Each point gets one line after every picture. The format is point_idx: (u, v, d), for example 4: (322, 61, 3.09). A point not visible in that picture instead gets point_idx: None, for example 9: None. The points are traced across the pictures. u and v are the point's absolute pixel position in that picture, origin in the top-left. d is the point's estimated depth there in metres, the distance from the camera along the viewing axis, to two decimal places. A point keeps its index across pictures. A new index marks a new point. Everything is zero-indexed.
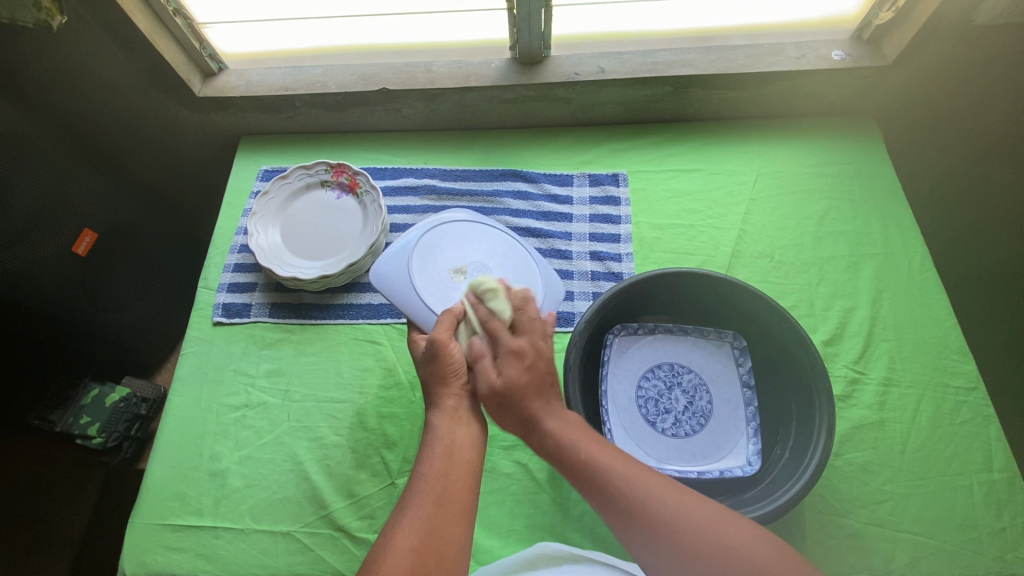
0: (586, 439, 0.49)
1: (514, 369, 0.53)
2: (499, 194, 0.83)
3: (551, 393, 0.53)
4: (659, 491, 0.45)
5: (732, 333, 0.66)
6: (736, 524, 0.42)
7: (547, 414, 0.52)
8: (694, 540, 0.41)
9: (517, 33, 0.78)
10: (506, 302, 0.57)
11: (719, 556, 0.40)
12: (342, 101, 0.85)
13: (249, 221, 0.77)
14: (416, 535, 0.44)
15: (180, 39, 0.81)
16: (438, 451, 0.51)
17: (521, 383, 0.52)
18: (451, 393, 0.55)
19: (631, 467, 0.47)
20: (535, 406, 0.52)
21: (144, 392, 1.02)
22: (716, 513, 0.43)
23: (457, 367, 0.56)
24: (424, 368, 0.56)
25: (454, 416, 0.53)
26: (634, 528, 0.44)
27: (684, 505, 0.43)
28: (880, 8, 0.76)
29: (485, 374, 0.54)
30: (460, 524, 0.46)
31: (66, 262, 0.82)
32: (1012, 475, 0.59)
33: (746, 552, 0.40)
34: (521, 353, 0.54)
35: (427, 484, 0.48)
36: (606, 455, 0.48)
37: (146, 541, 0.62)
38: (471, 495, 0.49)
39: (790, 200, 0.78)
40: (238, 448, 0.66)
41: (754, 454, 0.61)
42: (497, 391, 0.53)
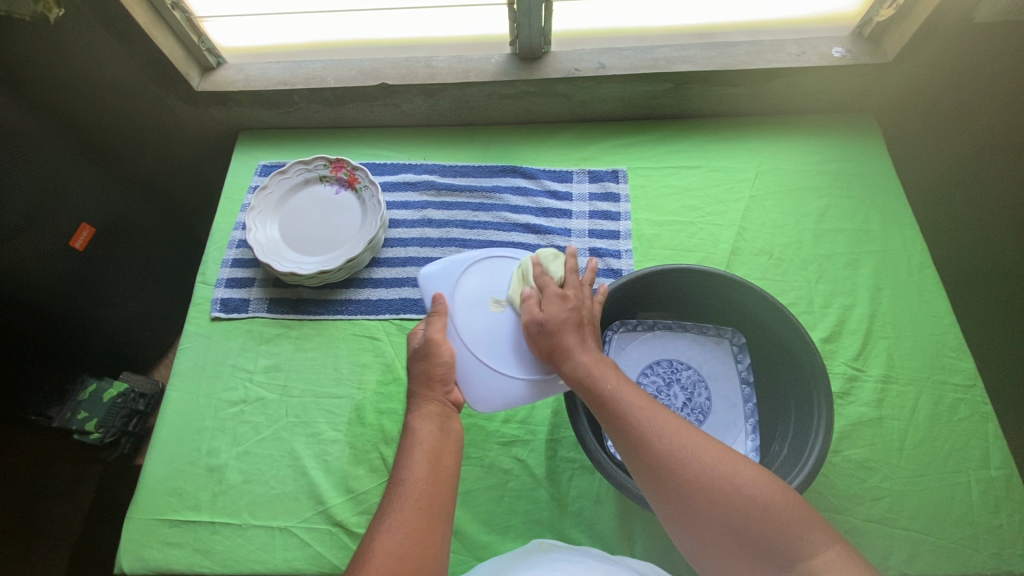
0: (610, 376, 0.50)
1: (558, 307, 0.55)
2: (499, 190, 0.83)
3: (588, 334, 0.54)
4: (676, 431, 0.45)
5: (732, 329, 0.67)
6: (747, 467, 0.43)
7: (580, 349, 0.52)
8: (704, 482, 0.42)
9: (517, 29, 0.78)
10: (562, 266, 0.60)
11: (721, 490, 0.42)
12: (341, 96, 0.84)
13: (248, 216, 0.76)
14: (397, 540, 0.45)
15: (178, 33, 0.81)
16: (419, 455, 0.50)
17: (562, 318, 0.54)
18: (434, 397, 0.55)
19: (650, 407, 0.47)
20: (570, 338, 0.53)
21: (142, 388, 1.00)
22: (728, 457, 0.43)
23: (444, 370, 0.56)
24: (414, 365, 0.57)
25: (435, 420, 0.53)
26: (646, 465, 0.45)
27: (698, 447, 0.44)
28: (880, 5, 0.75)
29: (530, 308, 0.56)
30: (438, 528, 0.47)
31: (64, 257, 0.82)
32: (1010, 472, 0.59)
33: (757, 496, 0.41)
34: (569, 297, 0.56)
35: (407, 487, 0.48)
36: (629, 394, 0.48)
37: (144, 537, 0.62)
38: (449, 499, 0.49)
39: (789, 197, 0.78)
40: (236, 444, 0.66)
41: (752, 450, 0.62)
42: (538, 320, 0.55)
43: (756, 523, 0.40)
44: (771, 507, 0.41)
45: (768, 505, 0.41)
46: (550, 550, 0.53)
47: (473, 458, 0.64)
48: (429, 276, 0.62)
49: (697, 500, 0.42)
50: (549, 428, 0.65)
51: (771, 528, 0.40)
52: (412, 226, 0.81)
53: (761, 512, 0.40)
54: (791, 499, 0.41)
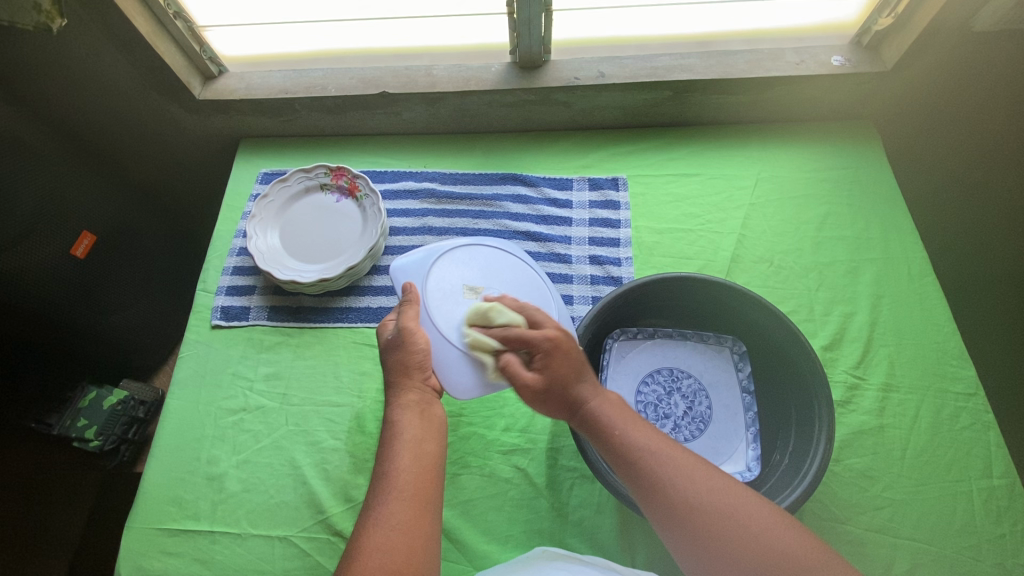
0: (629, 421, 0.49)
1: (553, 362, 0.52)
2: (499, 198, 0.83)
3: (591, 376, 0.52)
4: (688, 472, 0.45)
5: (732, 338, 0.67)
6: (759, 509, 0.43)
7: (591, 395, 0.51)
8: (723, 527, 0.42)
9: (518, 38, 0.78)
10: (512, 310, 0.58)
11: (741, 535, 0.42)
12: (343, 104, 0.85)
13: (249, 223, 0.77)
14: (385, 534, 0.45)
15: (180, 42, 0.82)
16: (402, 447, 0.50)
17: (560, 373, 0.51)
18: (414, 385, 0.55)
19: (667, 449, 0.47)
20: (577, 391, 0.51)
21: (143, 395, 1.02)
22: (747, 500, 0.43)
23: (421, 358, 0.56)
24: (390, 354, 0.57)
25: (415, 409, 0.53)
26: (666, 512, 0.44)
27: (712, 488, 0.44)
28: (880, 13, 0.76)
29: (519, 374, 0.53)
30: (425, 519, 0.47)
31: (64, 264, 0.82)
32: (1012, 481, 0.59)
33: (775, 540, 0.41)
34: (555, 343, 0.52)
35: (393, 480, 0.48)
36: (644, 437, 0.48)
37: (143, 546, 0.61)
38: (434, 488, 0.49)
39: (789, 205, 0.78)
40: (236, 452, 0.66)
41: (753, 460, 0.61)
42: (536, 385, 0.52)
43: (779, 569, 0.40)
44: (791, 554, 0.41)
45: (786, 549, 0.41)
46: (554, 560, 0.53)
47: (473, 467, 0.64)
48: (401, 268, 0.63)
49: (717, 546, 0.42)
50: (549, 437, 0.65)
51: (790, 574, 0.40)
52: (412, 233, 0.81)
53: (782, 556, 0.41)
54: (810, 543, 0.41)
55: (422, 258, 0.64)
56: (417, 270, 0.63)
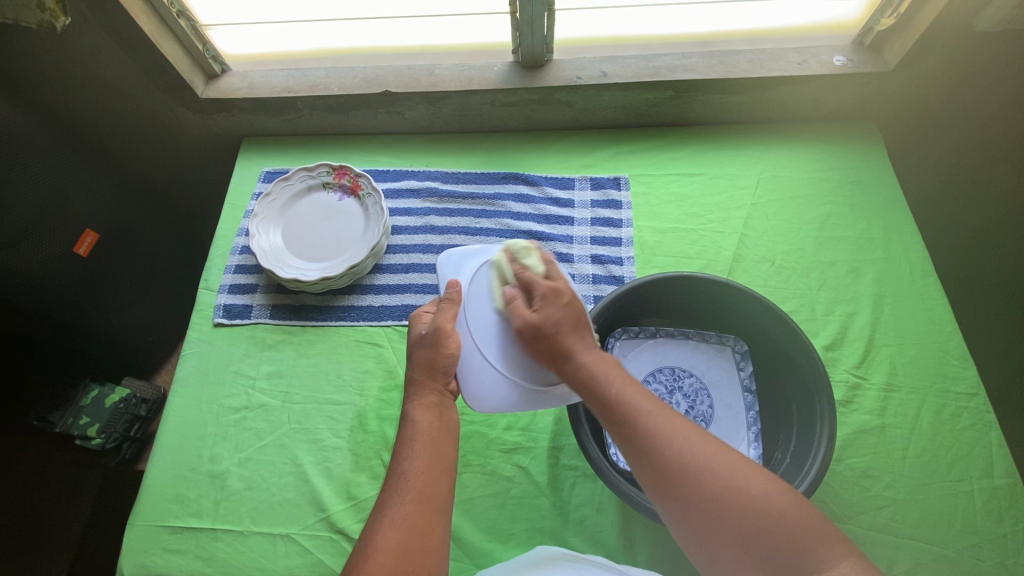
0: (620, 379, 0.49)
1: (550, 307, 0.53)
2: (501, 197, 0.83)
3: (586, 331, 0.53)
4: (679, 432, 0.45)
5: (734, 337, 0.67)
6: (756, 475, 0.42)
7: (581, 350, 0.51)
8: (712, 484, 0.42)
9: (519, 37, 0.78)
10: (540, 260, 0.58)
11: (732, 499, 0.41)
12: (344, 103, 0.85)
13: (251, 221, 0.77)
14: (399, 534, 0.45)
15: (183, 41, 0.82)
16: (420, 447, 0.50)
17: (557, 318, 0.52)
18: (435, 386, 0.55)
19: (659, 411, 0.46)
20: (569, 341, 0.52)
21: (144, 393, 1.02)
22: (738, 465, 0.43)
23: (448, 361, 0.56)
24: (416, 351, 0.56)
25: (434, 410, 0.53)
26: (648, 464, 0.44)
27: (703, 451, 0.43)
28: (881, 14, 0.76)
29: (520, 311, 0.54)
30: (439, 520, 0.47)
31: (67, 263, 0.82)
32: (1014, 481, 0.59)
33: (763, 503, 0.41)
34: (558, 291, 0.54)
35: (408, 478, 0.48)
36: (635, 397, 0.47)
37: (146, 543, 0.61)
38: (448, 491, 0.49)
39: (790, 206, 0.78)
40: (238, 450, 0.66)
41: (754, 459, 0.61)
42: (531, 325, 0.53)
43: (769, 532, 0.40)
44: (786, 520, 0.40)
45: (775, 511, 0.40)
46: (557, 559, 0.53)
47: (475, 466, 0.64)
48: (450, 262, 0.63)
49: (700, 503, 0.42)
50: (550, 436, 0.65)
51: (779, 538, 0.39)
52: (414, 232, 0.81)
53: (767, 519, 0.40)
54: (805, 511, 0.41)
55: (465, 257, 0.63)
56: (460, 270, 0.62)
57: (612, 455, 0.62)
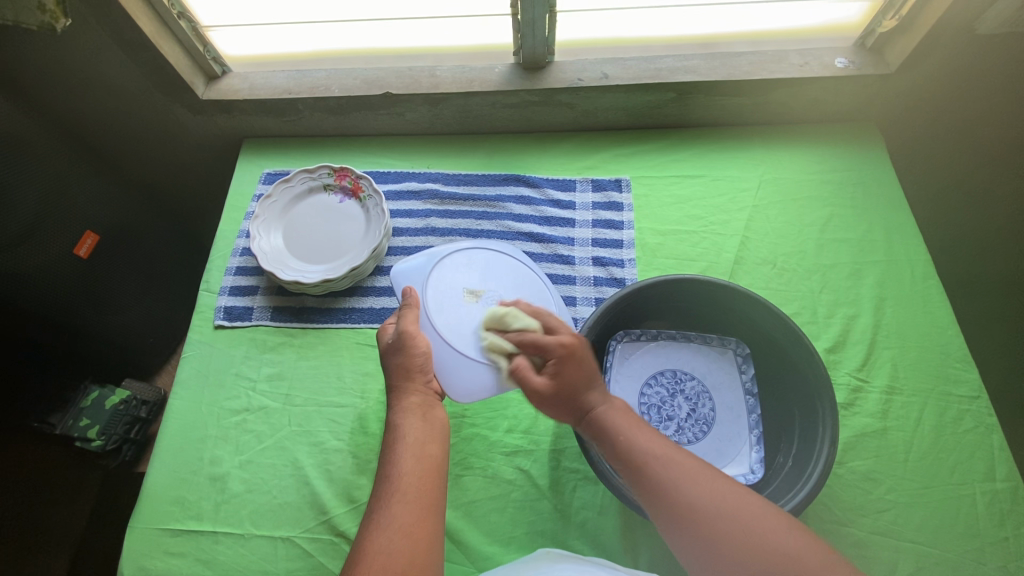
0: (630, 424, 0.50)
1: (564, 367, 0.52)
2: (502, 199, 0.83)
3: (599, 383, 0.53)
4: (691, 471, 0.46)
5: (736, 340, 0.67)
6: (764, 510, 0.43)
7: (600, 404, 0.51)
8: (723, 521, 0.43)
9: (521, 38, 0.78)
10: (531, 315, 0.58)
11: (744, 535, 0.42)
12: (346, 105, 0.85)
13: (252, 224, 0.77)
14: (388, 536, 0.45)
15: (184, 42, 0.81)
16: (404, 449, 0.51)
17: (572, 377, 0.52)
18: (415, 389, 0.55)
19: (670, 452, 0.48)
20: (586, 397, 0.52)
21: (144, 394, 1.02)
22: (747, 501, 0.44)
23: (423, 361, 0.56)
24: (390, 358, 0.57)
25: (417, 412, 0.53)
26: (661, 503, 0.45)
27: (714, 489, 0.45)
28: (883, 16, 0.76)
29: (533, 380, 0.54)
30: (429, 520, 0.47)
31: (67, 264, 0.82)
32: (1015, 484, 0.58)
33: (770, 541, 0.42)
34: (570, 349, 0.53)
35: (394, 482, 0.48)
36: (646, 440, 0.48)
37: (146, 546, 0.61)
38: (437, 490, 0.49)
39: (792, 208, 0.78)
40: (239, 453, 0.66)
41: (757, 462, 0.61)
42: (548, 392, 0.53)
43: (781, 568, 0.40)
44: (795, 554, 0.41)
45: (785, 547, 0.41)
46: (558, 561, 0.53)
47: (476, 468, 0.64)
48: (401, 272, 0.64)
49: (713, 540, 0.42)
50: (551, 438, 0.65)
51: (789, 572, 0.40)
52: (415, 234, 0.81)
53: (776, 558, 0.41)
54: (812, 542, 0.42)
55: (419, 263, 0.64)
56: (415, 277, 0.63)
57: None
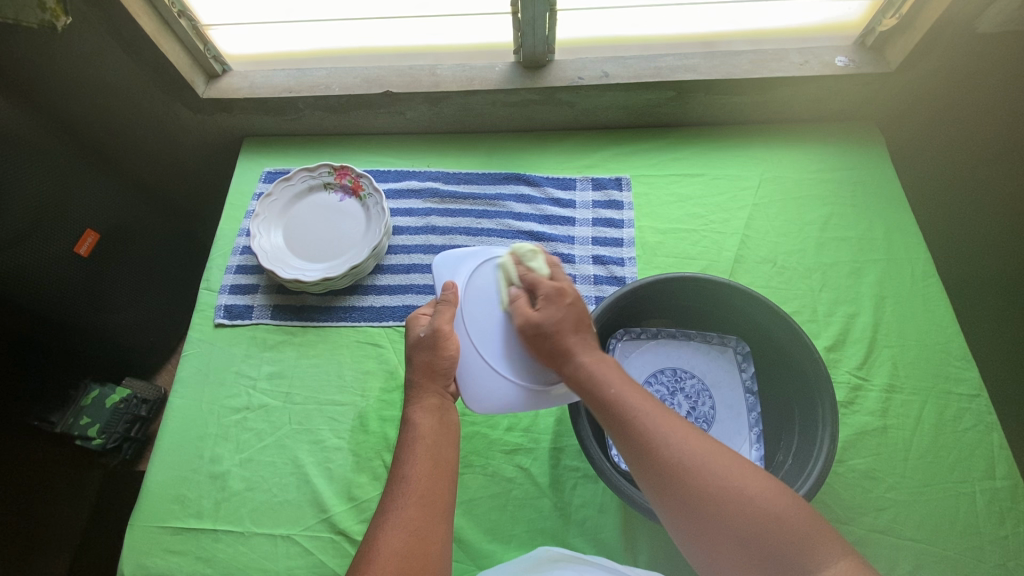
0: (619, 381, 0.49)
1: (552, 308, 0.54)
2: (502, 198, 0.83)
3: (586, 332, 0.54)
4: (677, 433, 0.45)
5: (735, 338, 0.67)
6: (752, 475, 0.42)
7: (582, 350, 0.52)
8: (708, 484, 0.42)
9: (521, 37, 0.78)
10: (545, 263, 0.59)
11: (728, 499, 0.41)
12: (346, 103, 0.85)
13: (252, 222, 0.77)
14: (401, 538, 0.45)
15: (184, 42, 0.82)
16: (421, 450, 0.50)
17: (558, 318, 0.54)
18: (436, 389, 0.55)
19: (658, 413, 0.47)
20: (569, 340, 0.53)
21: (144, 394, 1.01)
22: (736, 465, 0.43)
23: (448, 364, 0.56)
24: (417, 354, 0.56)
25: (435, 413, 0.53)
26: (645, 462, 0.45)
27: (700, 451, 0.44)
28: (883, 15, 0.76)
29: (523, 311, 0.56)
30: (441, 523, 0.47)
31: (67, 263, 0.82)
32: (1015, 482, 0.59)
33: (759, 501, 0.41)
34: (563, 292, 0.55)
35: (409, 482, 0.48)
36: (635, 399, 0.48)
37: (146, 544, 0.61)
38: (450, 493, 0.49)
39: (792, 206, 0.78)
40: (239, 451, 0.66)
41: (756, 461, 0.61)
42: (533, 324, 0.55)
43: (763, 531, 0.40)
44: (781, 520, 0.40)
45: (772, 513, 0.40)
46: (559, 561, 0.53)
47: (476, 467, 0.64)
48: (442, 266, 0.62)
49: (694, 500, 0.42)
50: (552, 436, 0.65)
51: (772, 537, 0.39)
52: (415, 233, 0.81)
53: (762, 517, 0.40)
54: (804, 512, 0.41)
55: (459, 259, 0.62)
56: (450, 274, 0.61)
57: (613, 457, 0.62)
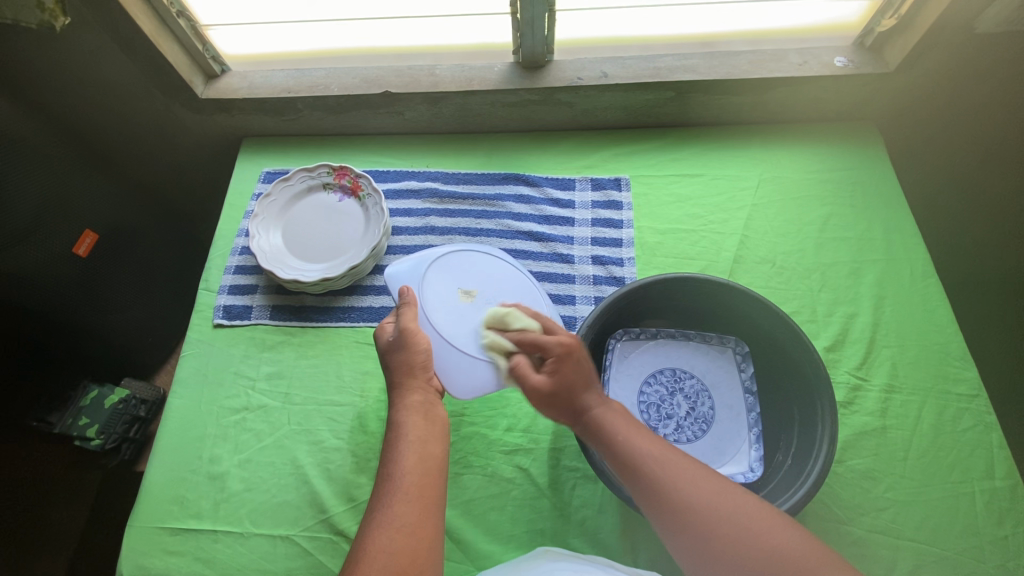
0: (626, 426, 0.50)
1: (561, 367, 0.53)
2: (501, 198, 0.83)
3: (596, 384, 0.53)
4: (685, 472, 0.45)
5: (735, 338, 0.67)
6: (761, 510, 0.43)
7: (597, 405, 0.52)
8: (718, 520, 0.42)
9: (520, 37, 0.78)
10: (528, 316, 0.60)
11: (739, 533, 0.41)
12: (345, 103, 0.85)
13: (251, 222, 0.77)
14: (389, 535, 0.45)
15: (184, 42, 0.82)
16: (406, 447, 0.50)
17: (568, 378, 0.52)
18: (417, 386, 0.55)
19: (666, 454, 0.47)
20: (582, 398, 0.52)
21: (144, 394, 1.01)
22: (743, 501, 0.43)
23: (423, 359, 0.57)
24: (391, 356, 0.57)
25: (419, 410, 0.53)
26: (656, 503, 0.45)
27: (707, 488, 0.44)
28: (882, 15, 0.76)
29: (531, 378, 0.54)
30: (431, 518, 0.47)
31: (66, 264, 0.82)
32: (1014, 482, 0.59)
33: (764, 534, 0.41)
34: (569, 348, 0.54)
35: (396, 480, 0.48)
36: (642, 442, 0.48)
37: (145, 545, 0.61)
38: (439, 488, 0.49)
39: (791, 206, 0.78)
40: (238, 452, 0.66)
41: (756, 461, 0.61)
42: (545, 389, 0.53)
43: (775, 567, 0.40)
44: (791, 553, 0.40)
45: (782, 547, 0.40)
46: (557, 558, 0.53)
47: (475, 467, 0.64)
48: (398, 272, 0.63)
49: (705, 538, 0.42)
50: (551, 437, 0.65)
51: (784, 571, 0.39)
52: (414, 233, 0.81)
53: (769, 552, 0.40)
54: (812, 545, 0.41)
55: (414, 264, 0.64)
56: (409, 276, 0.63)
57: None
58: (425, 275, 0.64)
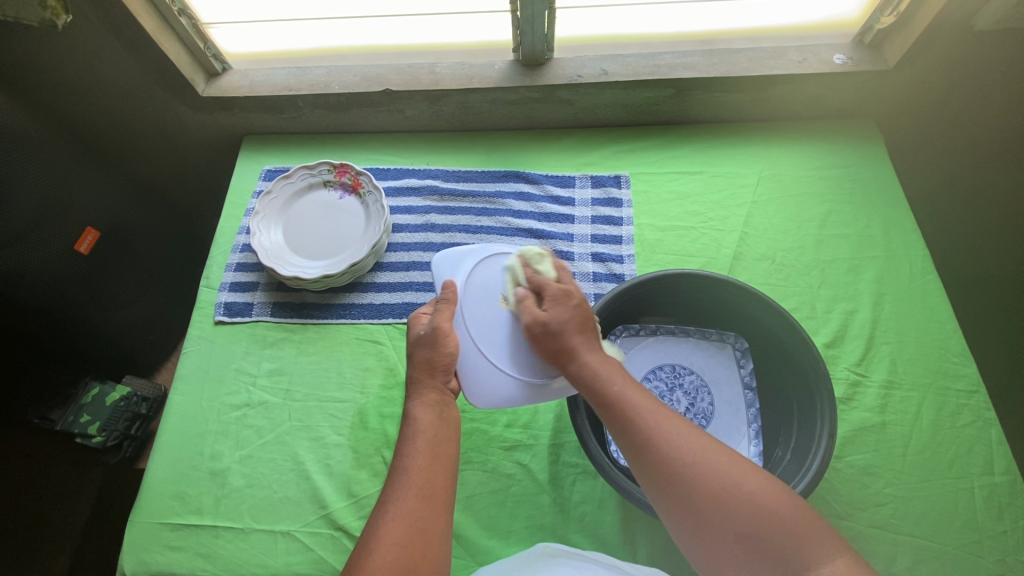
0: (620, 378, 0.50)
1: (558, 308, 0.54)
2: (501, 195, 0.83)
3: (591, 332, 0.53)
4: (676, 432, 0.45)
5: (734, 334, 0.67)
6: (753, 475, 0.43)
7: (587, 350, 0.52)
8: (707, 482, 0.42)
9: (520, 35, 0.78)
10: (552, 265, 0.59)
11: (727, 497, 0.42)
12: (345, 101, 0.85)
13: (252, 220, 0.77)
14: (401, 530, 0.45)
15: (185, 41, 0.82)
16: (421, 444, 0.50)
17: (563, 319, 0.53)
18: (436, 384, 0.55)
19: (658, 413, 0.47)
20: (574, 340, 0.52)
21: (144, 392, 1.02)
22: (733, 464, 0.43)
23: (448, 361, 0.55)
24: (417, 349, 0.56)
25: (435, 408, 0.53)
26: (646, 458, 0.45)
27: (698, 449, 0.44)
28: (880, 13, 0.76)
29: (531, 310, 0.55)
30: (440, 515, 0.47)
31: (68, 261, 0.82)
32: (1013, 478, 0.59)
33: (755, 496, 0.41)
34: (568, 292, 0.55)
35: (408, 476, 0.48)
36: (636, 398, 0.48)
37: (146, 540, 0.61)
38: (449, 487, 0.49)
39: (790, 203, 0.79)
40: (239, 448, 0.66)
41: (755, 456, 0.62)
42: (539, 323, 0.54)
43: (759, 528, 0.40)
44: (777, 518, 0.40)
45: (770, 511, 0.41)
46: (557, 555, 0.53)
47: (475, 463, 0.64)
48: (441, 265, 0.61)
49: (692, 499, 0.42)
50: (551, 432, 0.65)
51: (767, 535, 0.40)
52: (415, 230, 0.81)
53: (759, 511, 0.41)
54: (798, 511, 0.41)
55: (459, 258, 0.61)
56: (453, 272, 0.60)
57: (613, 452, 0.62)
58: (469, 274, 0.60)
